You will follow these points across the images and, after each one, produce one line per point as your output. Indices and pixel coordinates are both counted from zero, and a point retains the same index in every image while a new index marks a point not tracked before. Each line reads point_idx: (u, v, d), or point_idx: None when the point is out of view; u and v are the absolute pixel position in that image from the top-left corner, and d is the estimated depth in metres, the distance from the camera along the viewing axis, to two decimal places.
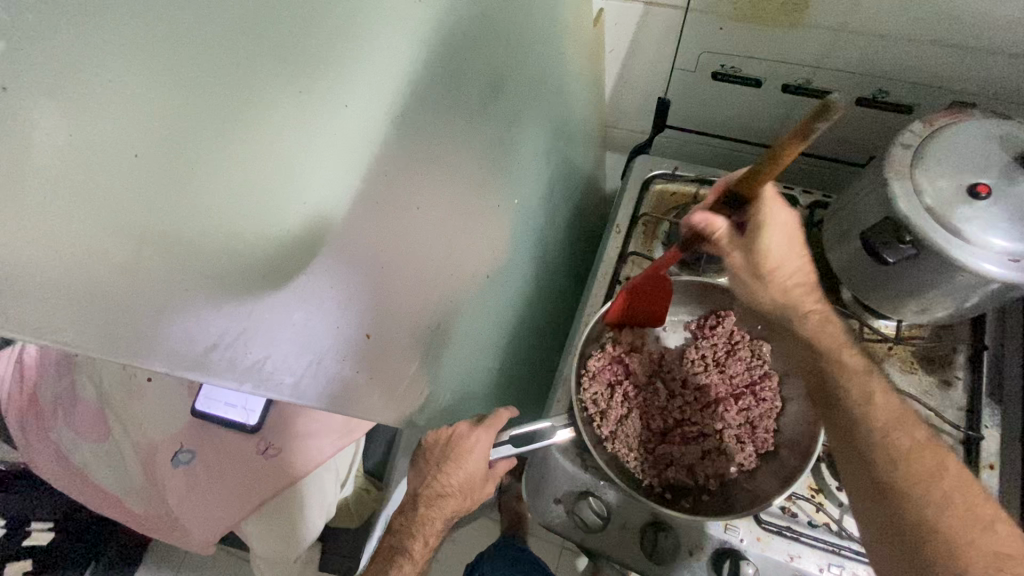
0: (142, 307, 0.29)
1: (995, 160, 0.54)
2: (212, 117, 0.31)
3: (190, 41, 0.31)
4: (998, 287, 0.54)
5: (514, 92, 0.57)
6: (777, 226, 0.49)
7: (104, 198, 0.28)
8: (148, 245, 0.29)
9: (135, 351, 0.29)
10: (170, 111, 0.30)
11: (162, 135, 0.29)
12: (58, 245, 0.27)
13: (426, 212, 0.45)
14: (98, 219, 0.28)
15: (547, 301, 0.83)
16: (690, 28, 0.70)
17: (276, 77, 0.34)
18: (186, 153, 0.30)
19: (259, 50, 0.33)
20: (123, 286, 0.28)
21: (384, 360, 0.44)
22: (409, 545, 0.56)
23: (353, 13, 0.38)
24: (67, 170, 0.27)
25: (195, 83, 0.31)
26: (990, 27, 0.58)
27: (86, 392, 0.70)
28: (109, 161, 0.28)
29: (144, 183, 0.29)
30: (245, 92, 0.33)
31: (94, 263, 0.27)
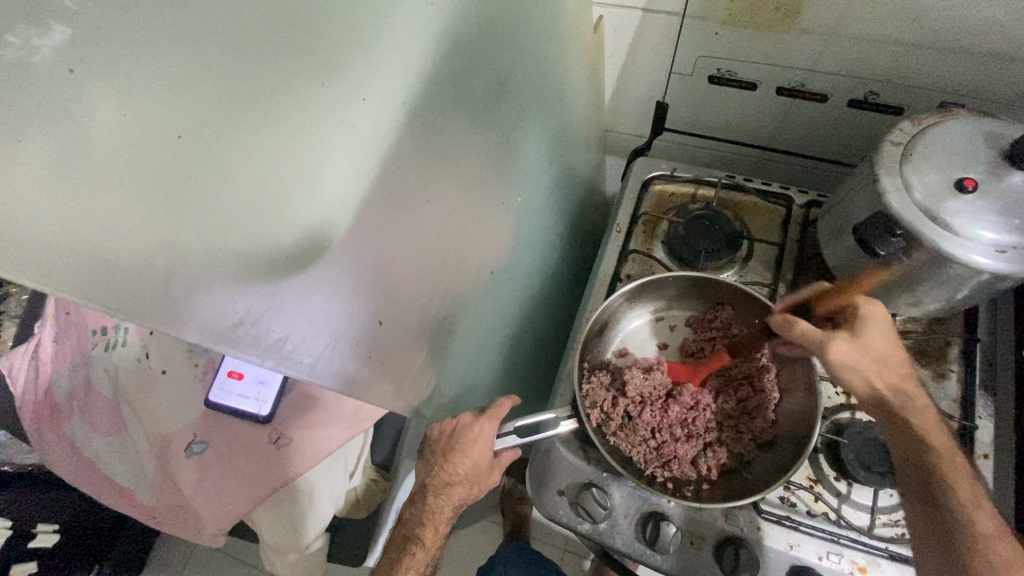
0: (179, 281, 0.31)
1: (981, 156, 0.56)
2: (240, 103, 0.33)
3: (219, 38, 0.33)
4: (988, 278, 0.56)
5: (518, 93, 0.59)
6: (882, 314, 0.52)
7: (146, 175, 0.30)
8: (184, 221, 0.31)
9: (165, 320, 0.31)
10: (198, 99, 0.31)
11: (192, 121, 0.31)
12: (99, 212, 0.28)
13: (435, 205, 0.47)
14: (138, 193, 0.29)
15: (550, 300, 0.85)
16: (686, 34, 0.73)
17: (298, 71, 0.36)
18: (216, 138, 0.32)
19: (280, 46, 0.36)
20: (159, 258, 0.30)
21: (395, 347, 0.47)
22: (420, 533, 0.58)
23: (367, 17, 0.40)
24: (113, 146, 0.29)
25: (225, 72, 0.33)
26: (973, 30, 0.60)
27: (100, 387, 0.72)
28: (144, 143, 0.30)
29: (177, 163, 0.31)
30: (271, 84, 0.35)
31: (124, 233, 0.29)
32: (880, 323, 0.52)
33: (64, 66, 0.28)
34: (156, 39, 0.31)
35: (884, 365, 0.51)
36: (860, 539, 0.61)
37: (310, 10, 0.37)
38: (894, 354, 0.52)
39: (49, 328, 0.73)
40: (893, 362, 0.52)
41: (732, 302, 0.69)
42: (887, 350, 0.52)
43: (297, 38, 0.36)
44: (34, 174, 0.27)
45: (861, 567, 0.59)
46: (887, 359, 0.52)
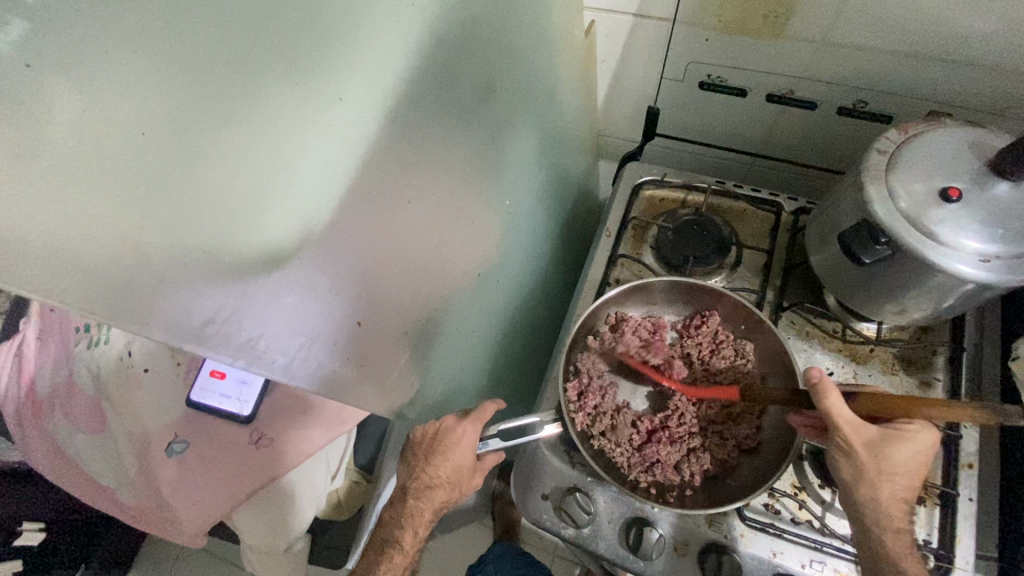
0: (146, 279, 0.30)
1: (965, 166, 0.56)
2: (216, 101, 0.32)
3: (193, 30, 0.32)
4: (973, 287, 0.55)
5: (506, 97, 0.59)
6: (918, 447, 0.49)
7: (114, 175, 0.29)
8: (153, 220, 0.30)
9: (133, 318, 0.31)
10: (171, 94, 0.31)
11: (169, 117, 0.31)
12: (59, 209, 0.28)
13: (417, 206, 0.47)
14: (102, 192, 0.29)
15: (539, 303, 0.85)
16: (677, 39, 0.73)
17: (274, 67, 0.35)
18: (191, 135, 0.31)
19: (253, 41, 0.35)
20: (126, 256, 0.30)
21: (373, 347, 0.46)
22: (399, 537, 0.57)
23: (349, 16, 0.40)
24: (80, 144, 0.28)
25: (202, 70, 0.32)
26: (962, 40, 0.61)
27: (83, 384, 0.71)
28: (117, 140, 0.29)
29: (150, 163, 0.30)
30: (248, 82, 0.34)
31: (90, 233, 0.29)
32: (923, 445, 0.49)
33: (20, 61, 0.26)
34: (118, 27, 0.29)
35: (889, 481, 0.50)
36: (843, 548, 0.60)
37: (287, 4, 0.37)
38: (908, 477, 0.51)
39: (35, 324, 0.74)
40: (901, 483, 0.51)
41: (720, 308, 0.69)
42: (908, 470, 0.50)
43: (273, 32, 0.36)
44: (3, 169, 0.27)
45: None
46: (900, 479, 0.50)
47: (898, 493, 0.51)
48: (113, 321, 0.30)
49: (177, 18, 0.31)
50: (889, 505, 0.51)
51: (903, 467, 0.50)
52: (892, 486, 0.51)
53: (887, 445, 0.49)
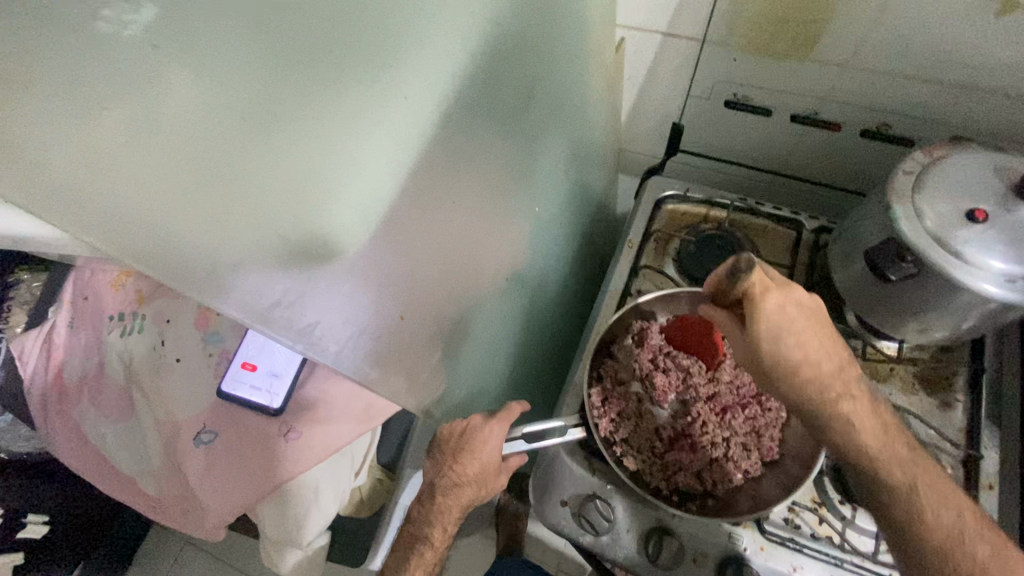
0: (226, 260, 0.32)
1: (991, 188, 0.57)
2: (299, 94, 0.34)
3: (286, 26, 0.33)
4: (997, 307, 0.56)
5: (542, 106, 0.61)
6: (780, 301, 0.46)
7: (206, 149, 0.30)
8: (239, 203, 0.32)
9: (211, 292, 0.32)
10: (260, 95, 0.32)
11: (259, 106, 0.32)
12: (157, 181, 0.29)
13: (460, 206, 0.49)
14: (185, 166, 0.30)
15: (558, 311, 0.86)
16: (705, 60, 0.75)
17: (354, 67, 0.37)
18: (260, 131, 0.32)
19: (326, 48, 0.36)
20: (212, 237, 0.31)
21: (412, 341, 0.48)
22: (428, 532, 0.57)
23: (417, 20, 0.41)
24: (184, 115, 0.29)
25: (293, 66, 0.34)
26: (986, 68, 0.62)
27: (113, 371, 0.72)
28: (184, 129, 0.29)
29: (235, 149, 0.31)
30: (323, 85, 0.35)
31: (177, 205, 0.30)
32: (782, 298, 0.46)
33: (144, 40, 0.28)
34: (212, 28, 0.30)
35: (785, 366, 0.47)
36: (863, 565, 0.61)
37: (360, 10, 0.38)
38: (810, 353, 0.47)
39: (65, 311, 0.74)
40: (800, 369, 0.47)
41: None
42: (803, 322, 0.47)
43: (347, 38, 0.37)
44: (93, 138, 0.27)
45: None
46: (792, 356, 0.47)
47: (824, 369, 0.48)
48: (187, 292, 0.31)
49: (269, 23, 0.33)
50: (832, 389, 0.48)
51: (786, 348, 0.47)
52: (819, 369, 0.48)
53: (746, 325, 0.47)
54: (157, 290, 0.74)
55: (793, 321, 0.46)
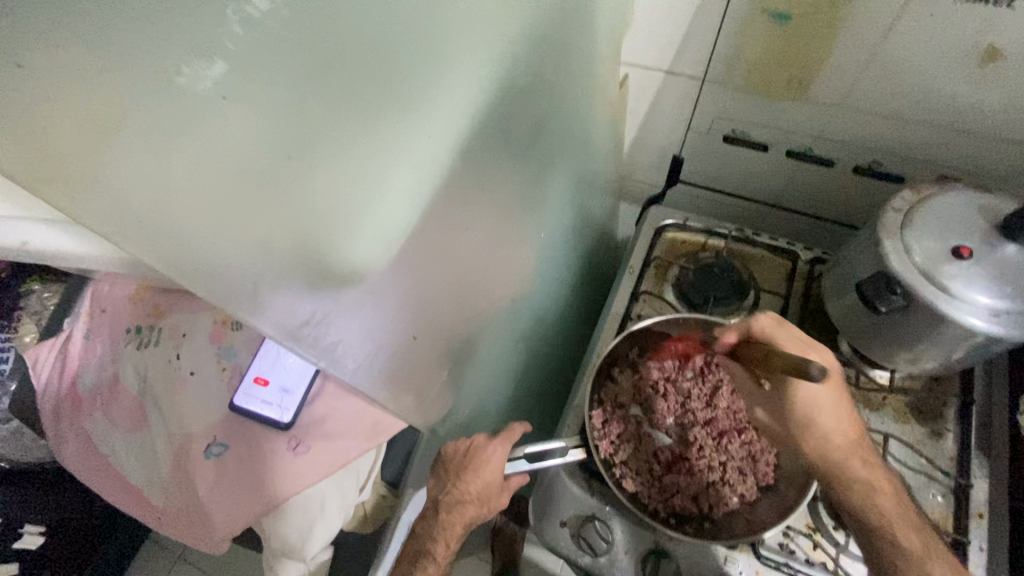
0: (265, 280, 0.33)
1: (976, 227, 0.60)
2: (334, 121, 0.34)
3: (321, 44, 0.33)
4: (983, 340, 0.59)
5: (549, 141, 0.64)
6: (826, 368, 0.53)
7: (251, 174, 0.30)
8: (280, 229, 0.33)
9: (251, 309, 0.33)
10: (301, 119, 0.32)
11: (297, 130, 0.32)
12: (211, 200, 0.29)
13: (472, 233, 0.52)
14: (230, 189, 0.30)
15: (560, 334, 0.88)
16: (705, 98, 0.79)
17: (386, 102, 0.38)
18: (300, 166, 0.33)
19: (366, 90, 0.37)
20: (257, 259, 0.32)
21: (422, 361, 0.50)
22: (432, 547, 0.58)
23: (443, 51, 0.42)
24: (235, 136, 0.29)
25: (332, 90, 0.34)
26: (972, 112, 0.66)
27: (128, 382, 0.74)
28: (234, 156, 0.30)
29: (277, 175, 0.32)
30: (361, 123, 0.36)
31: (228, 228, 0.30)
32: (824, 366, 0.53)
33: (218, 93, 0.29)
34: (260, 60, 0.30)
35: (813, 428, 0.55)
36: None
37: (395, 34, 0.38)
38: (831, 418, 0.55)
39: (82, 324, 0.78)
40: (822, 430, 0.55)
41: None
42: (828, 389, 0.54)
43: (388, 78, 0.38)
44: (140, 151, 0.26)
45: None
46: (822, 419, 0.55)
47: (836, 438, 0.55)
48: (225, 306, 0.32)
49: (320, 63, 0.33)
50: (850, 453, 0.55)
51: (813, 411, 0.55)
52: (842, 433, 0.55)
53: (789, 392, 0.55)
54: (175, 305, 0.77)
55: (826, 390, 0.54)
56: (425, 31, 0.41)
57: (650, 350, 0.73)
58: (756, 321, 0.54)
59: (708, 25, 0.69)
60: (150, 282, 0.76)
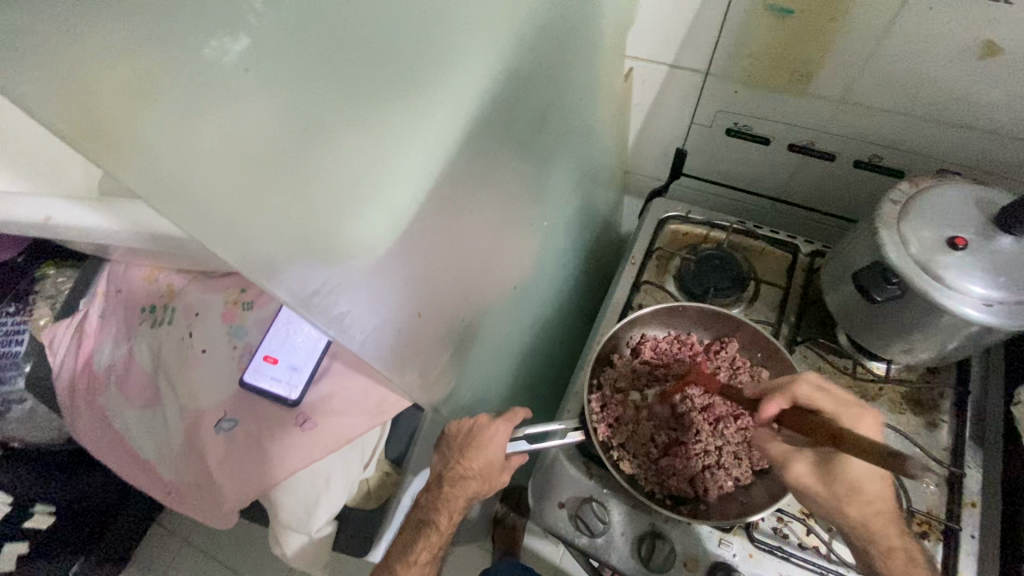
0: (281, 251, 0.35)
1: (971, 219, 0.61)
2: (348, 102, 0.36)
3: (336, 30, 0.35)
4: (978, 330, 0.60)
5: (553, 131, 0.66)
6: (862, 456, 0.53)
7: (271, 149, 0.32)
8: (297, 203, 0.35)
9: (267, 278, 0.35)
10: (318, 99, 0.34)
11: (314, 109, 0.34)
12: (235, 172, 0.31)
13: (476, 216, 0.54)
14: (252, 163, 0.32)
15: (561, 323, 0.90)
16: (709, 90, 0.80)
17: (398, 86, 0.40)
18: (314, 144, 0.34)
19: (380, 74, 0.38)
20: (274, 231, 0.34)
21: (426, 337, 0.52)
22: (434, 517, 0.61)
23: (453, 38, 0.44)
24: (258, 112, 0.31)
25: (347, 73, 0.36)
26: (972, 107, 0.67)
27: (142, 360, 0.77)
28: (255, 131, 0.31)
29: (296, 151, 0.34)
30: (372, 106, 0.38)
31: (249, 200, 0.32)
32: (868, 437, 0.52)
33: (239, 65, 0.30)
34: (280, 40, 0.32)
35: (859, 495, 0.53)
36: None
37: (407, 21, 0.40)
38: (874, 485, 0.53)
39: (98, 303, 0.81)
40: (868, 497, 0.53)
41: (738, 335, 0.73)
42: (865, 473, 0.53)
43: (400, 63, 0.40)
44: (170, 121, 0.28)
45: None
46: (865, 487, 0.53)
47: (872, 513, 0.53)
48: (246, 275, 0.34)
49: (336, 48, 0.35)
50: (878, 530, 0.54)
51: (859, 478, 0.53)
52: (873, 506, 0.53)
53: (834, 458, 0.53)
54: (188, 285, 0.79)
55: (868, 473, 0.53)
56: (435, 18, 0.42)
57: (648, 338, 0.75)
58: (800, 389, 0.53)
59: (712, 19, 0.70)
60: (164, 262, 0.79)
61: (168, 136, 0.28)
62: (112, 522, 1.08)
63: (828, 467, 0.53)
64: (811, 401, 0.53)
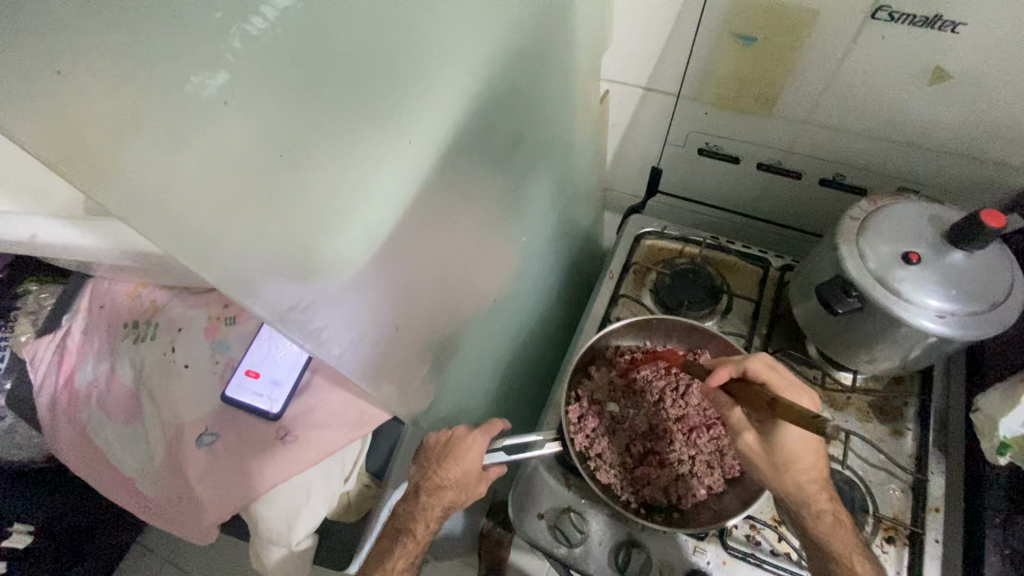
0: (257, 270, 0.37)
1: (924, 235, 0.65)
2: (323, 127, 0.38)
3: (313, 60, 0.37)
4: (935, 340, 0.63)
5: (529, 150, 0.68)
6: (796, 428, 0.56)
7: (249, 173, 0.34)
8: (273, 223, 0.37)
9: (245, 295, 0.37)
10: (295, 126, 0.36)
11: (291, 134, 0.36)
12: (212, 195, 0.33)
13: (453, 233, 0.56)
14: (228, 185, 0.33)
15: (542, 336, 0.92)
16: (680, 112, 0.83)
17: (372, 111, 0.42)
18: (289, 167, 0.36)
19: (354, 100, 0.40)
20: (251, 249, 0.36)
21: (405, 350, 0.54)
22: (412, 527, 0.62)
23: (426, 65, 0.46)
24: (235, 139, 0.33)
25: (321, 100, 0.38)
26: (925, 128, 0.71)
27: (123, 376, 0.77)
28: (233, 158, 0.33)
29: (272, 174, 0.36)
30: (347, 130, 0.40)
31: (227, 220, 0.34)
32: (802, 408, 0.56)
33: (219, 98, 0.32)
34: (256, 71, 0.33)
35: (795, 464, 0.57)
36: None
37: (381, 50, 0.42)
38: (807, 454, 0.57)
39: (81, 319, 0.82)
40: (801, 468, 0.57)
41: (711, 346, 0.75)
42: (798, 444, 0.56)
43: (374, 89, 0.42)
44: (150, 149, 0.30)
45: None
46: (799, 455, 0.57)
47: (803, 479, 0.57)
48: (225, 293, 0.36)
49: (311, 76, 0.37)
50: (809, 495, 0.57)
51: (794, 449, 0.56)
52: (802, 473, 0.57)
53: (775, 431, 0.56)
54: (171, 301, 0.80)
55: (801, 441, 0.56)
56: (408, 47, 0.44)
57: (624, 351, 0.77)
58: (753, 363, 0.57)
59: (680, 45, 0.73)
60: (147, 278, 0.79)
61: (147, 163, 0.30)
62: (90, 542, 1.06)
63: (766, 438, 0.57)
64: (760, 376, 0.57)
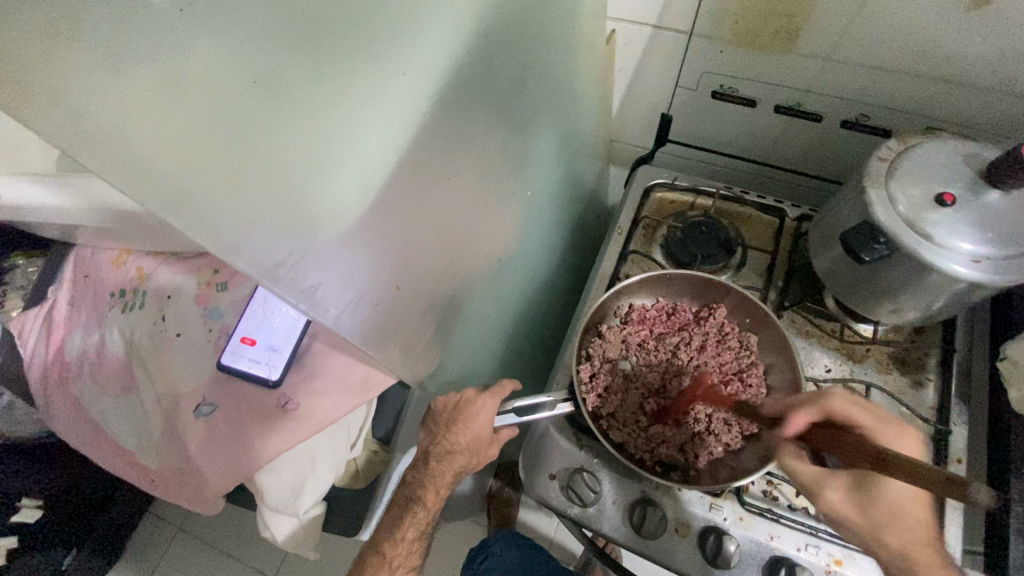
0: (234, 216, 0.33)
1: (959, 175, 0.60)
2: (305, 63, 0.35)
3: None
4: (965, 287, 0.59)
5: (533, 95, 0.63)
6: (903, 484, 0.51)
7: (217, 107, 0.31)
8: (251, 164, 0.33)
9: (225, 246, 0.33)
10: (272, 61, 0.33)
11: (267, 70, 0.33)
12: (177, 130, 0.30)
13: (455, 184, 0.52)
14: (196, 121, 0.30)
15: (549, 297, 0.89)
16: (693, 51, 0.77)
17: (358, 43, 0.39)
18: (261, 99, 0.33)
19: (336, 32, 0.37)
20: (227, 195, 0.32)
21: (408, 311, 0.50)
22: (421, 494, 0.60)
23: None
24: (201, 66, 0.31)
25: (296, 30, 0.35)
26: (961, 62, 0.65)
27: (115, 348, 0.75)
28: (203, 93, 0.31)
29: (249, 110, 0.32)
30: (327, 62, 0.36)
31: (197, 160, 0.31)
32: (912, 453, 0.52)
33: (173, 6, 0.30)
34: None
35: (897, 519, 0.50)
36: (837, 534, 0.63)
37: None
38: (913, 508, 0.51)
39: (67, 290, 0.79)
40: (905, 522, 0.50)
41: (726, 301, 0.73)
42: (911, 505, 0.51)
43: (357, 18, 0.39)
44: (91, 71, 0.28)
45: (838, 560, 0.61)
46: (905, 511, 0.51)
47: (908, 537, 0.50)
48: (203, 242, 0.32)
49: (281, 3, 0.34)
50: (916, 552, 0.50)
51: (897, 499, 0.51)
52: (910, 525, 0.50)
53: (873, 479, 0.51)
54: (157, 268, 0.76)
55: (908, 498, 0.51)
56: None
57: (636, 308, 0.74)
58: (832, 402, 0.53)
59: None
60: (133, 245, 0.76)
61: (89, 86, 0.28)
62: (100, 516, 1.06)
63: (861, 488, 0.51)
64: (842, 415, 0.53)
